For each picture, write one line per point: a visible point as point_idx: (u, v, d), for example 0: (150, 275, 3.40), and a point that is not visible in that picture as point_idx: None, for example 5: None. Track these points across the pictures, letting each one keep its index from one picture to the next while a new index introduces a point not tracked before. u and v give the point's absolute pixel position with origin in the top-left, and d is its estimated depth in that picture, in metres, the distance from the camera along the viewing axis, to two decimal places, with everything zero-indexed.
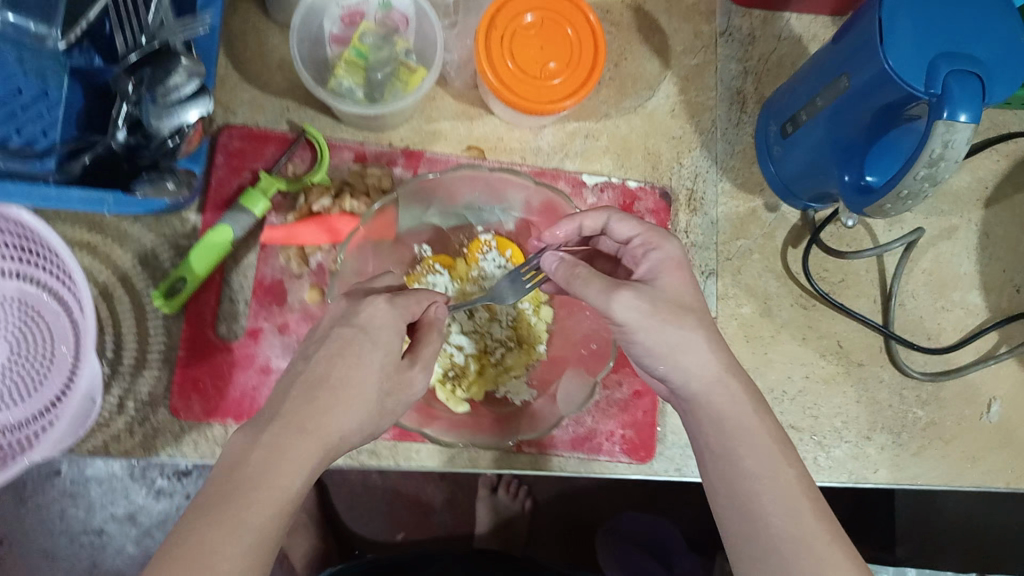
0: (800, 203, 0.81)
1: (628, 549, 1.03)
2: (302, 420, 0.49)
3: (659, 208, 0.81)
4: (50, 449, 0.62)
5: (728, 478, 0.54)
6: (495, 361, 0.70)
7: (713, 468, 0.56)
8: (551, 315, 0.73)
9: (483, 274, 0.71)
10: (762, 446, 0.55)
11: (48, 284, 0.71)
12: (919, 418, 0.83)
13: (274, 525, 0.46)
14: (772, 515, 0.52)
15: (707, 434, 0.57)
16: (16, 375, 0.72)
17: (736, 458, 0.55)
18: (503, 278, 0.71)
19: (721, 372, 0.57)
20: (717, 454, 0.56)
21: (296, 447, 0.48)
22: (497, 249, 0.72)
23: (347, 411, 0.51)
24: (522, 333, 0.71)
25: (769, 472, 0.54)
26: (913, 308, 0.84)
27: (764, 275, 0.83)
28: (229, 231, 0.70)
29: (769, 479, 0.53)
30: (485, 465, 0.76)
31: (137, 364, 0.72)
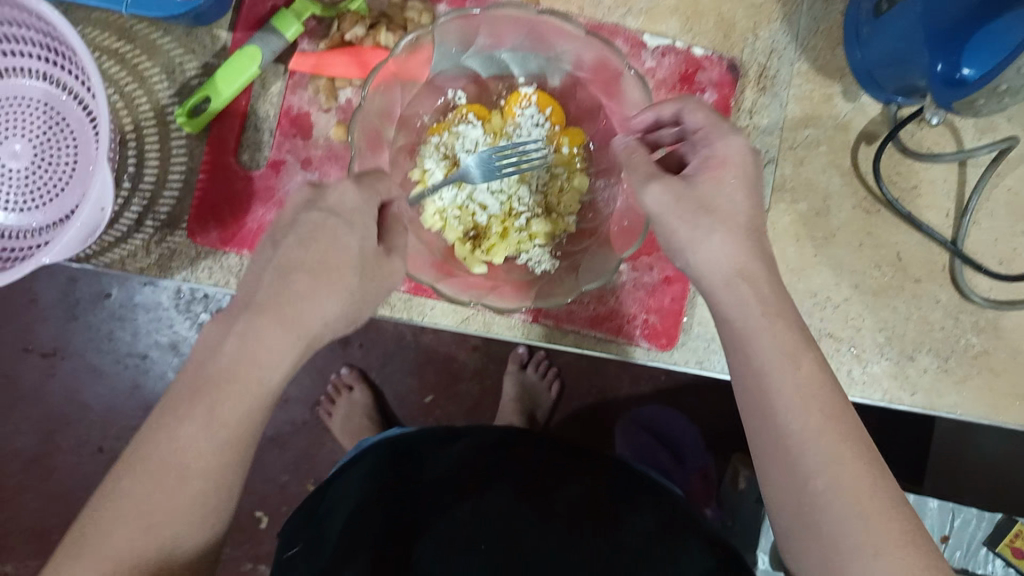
0: (883, 96, 0.73)
1: (643, 436, 0.99)
2: (284, 309, 0.49)
3: (723, 82, 0.75)
4: (61, 252, 0.64)
5: (751, 373, 0.51)
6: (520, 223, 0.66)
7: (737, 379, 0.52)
8: (587, 184, 0.67)
9: (519, 131, 0.66)
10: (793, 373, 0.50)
11: (73, 88, 0.71)
12: (971, 345, 0.77)
13: (255, 398, 0.48)
14: (780, 413, 0.49)
15: (727, 319, 0.53)
16: (38, 177, 0.72)
17: (750, 350, 0.51)
18: (539, 138, 0.66)
19: (733, 272, 0.53)
20: (733, 342, 0.53)
21: (274, 332, 0.48)
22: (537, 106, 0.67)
23: (333, 292, 0.50)
24: (552, 201, 0.66)
25: (777, 365, 0.50)
26: (989, 228, 0.77)
27: (829, 170, 0.77)
28: (259, 53, 0.68)
29: (783, 370, 0.50)
30: (496, 329, 0.79)
31: (158, 182, 0.73)
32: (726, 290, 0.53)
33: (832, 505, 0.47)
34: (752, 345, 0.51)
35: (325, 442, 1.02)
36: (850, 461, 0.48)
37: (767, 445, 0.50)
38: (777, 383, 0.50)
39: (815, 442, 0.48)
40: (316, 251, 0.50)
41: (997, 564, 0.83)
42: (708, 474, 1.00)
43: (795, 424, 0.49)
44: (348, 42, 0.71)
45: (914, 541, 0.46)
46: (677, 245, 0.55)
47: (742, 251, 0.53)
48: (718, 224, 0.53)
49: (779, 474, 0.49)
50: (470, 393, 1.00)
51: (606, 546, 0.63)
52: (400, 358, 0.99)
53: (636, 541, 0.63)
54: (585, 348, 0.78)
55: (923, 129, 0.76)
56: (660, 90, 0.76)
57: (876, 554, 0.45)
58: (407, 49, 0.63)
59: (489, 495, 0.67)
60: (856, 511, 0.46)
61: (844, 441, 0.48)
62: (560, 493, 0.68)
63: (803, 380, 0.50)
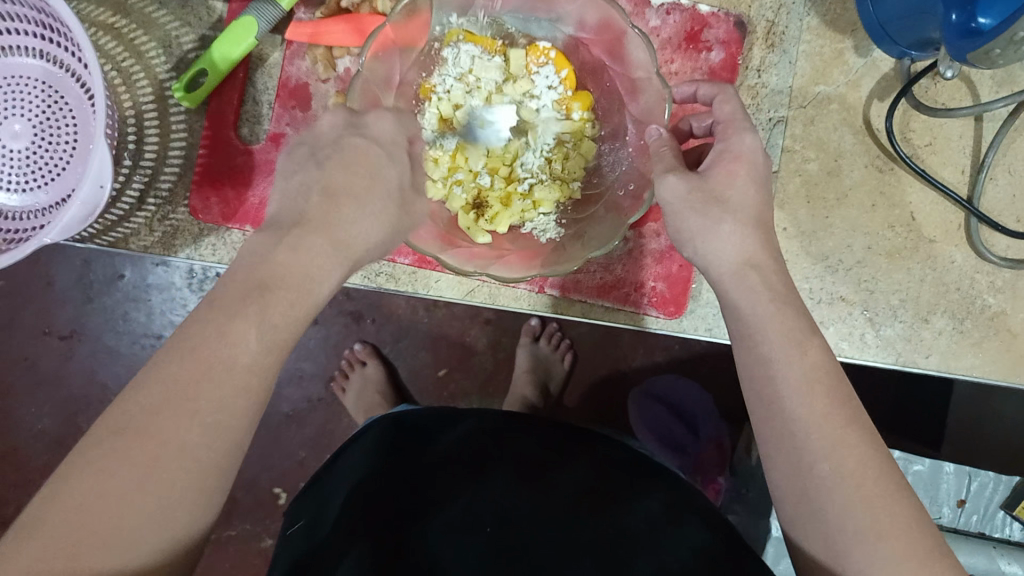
0: (896, 50, 0.70)
1: (655, 407, 0.99)
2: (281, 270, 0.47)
3: (730, 39, 0.73)
4: (61, 232, 0.64)
5: (756, 354, 0.51)
6: (525, 192, 0.65)
7: (744, 355, 0.52)
8: (595, 148, 0.66)
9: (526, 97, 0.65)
10: (800, 357, 0.50)
11: (71, 66, 0.70)
12: (987, 307, 0.76)
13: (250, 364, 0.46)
14: (786, 398, 0.49)
15: (734, 298, 0.53)
16: (40, 158, 0.71)
17: (755, 341, 0.51)
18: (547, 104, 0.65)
19: (740, 263, 0.53)
20: (738, 331, 0.53)
21: None
22: (553, 67, 0.65)
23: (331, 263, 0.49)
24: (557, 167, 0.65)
25: (781, 354, 0.50)
26: (1006, 185, 0.75)
27: (840, 129, 0.75)
28: (255, 24, 0.67)
29: (786, 360, 0.50)
30: (503, 300, 0.78)
31: (158, 159, 0.73)
32: (729, 275, 0.53)
33: (832, 492, 0.46)
34: (758, 336, 0.51)
35: (341, 417, 1.02)
36: (854, 448, 0.47)
37: (762, 419, 0.50)
38: (786, 356, 0.50)
39: (818, 428, 0.48)
40: (313, 224, 0.48)
41: (1015, 526, 0.83)
42: (722, 445, 0.99)
43: (798, 409, 0.48)
44: (344, 10, 0.70)
45: (917, 524, 0.46)
46: (684, 221, 0.54)
47: (744, 224, 0.53)
48: (727, 211, 0.53)
49: (782, 457, 0.49)
50: (484, 366, 0.99)
51: (612, 532, 0.63)
52: (414, 333, 0.99)
53: (640, 527, 0.63)
54: (592, 317, 0.78)
55: (938, 83, 0.74)
56: (665, 49, 0.74)
57: (879, 538, 0.45)
58: (403, 17, 0.61)
59: (491, 481, 0.66)
60: (859, 496, 0.46)
61: (848, 426, 0.48)
62: (567, 477, 0.67)
63: (809, 365, 0.49)
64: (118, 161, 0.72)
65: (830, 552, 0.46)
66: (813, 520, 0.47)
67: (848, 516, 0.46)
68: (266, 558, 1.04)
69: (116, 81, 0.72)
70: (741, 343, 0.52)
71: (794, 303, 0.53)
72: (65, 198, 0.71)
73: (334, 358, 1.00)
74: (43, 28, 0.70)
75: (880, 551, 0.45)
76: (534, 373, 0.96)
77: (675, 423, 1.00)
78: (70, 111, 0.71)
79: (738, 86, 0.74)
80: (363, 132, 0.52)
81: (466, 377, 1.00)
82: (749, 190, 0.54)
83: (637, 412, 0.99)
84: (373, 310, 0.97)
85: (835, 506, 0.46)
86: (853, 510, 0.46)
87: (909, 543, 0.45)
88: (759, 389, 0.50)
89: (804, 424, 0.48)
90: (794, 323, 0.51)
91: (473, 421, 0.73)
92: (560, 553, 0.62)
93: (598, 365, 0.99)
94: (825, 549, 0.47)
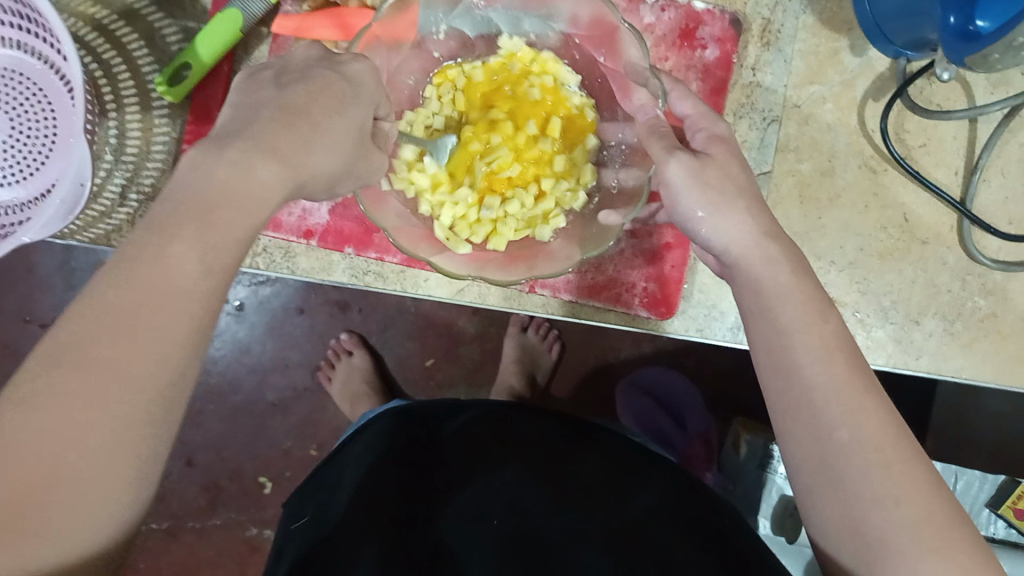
0: (892, 49, 0.69)
1: (640, 400, 0.98)
2: None
3: (725, 37, 0.73)
4: (39, 231, 0.62)
5: (771, 327, 0.50)
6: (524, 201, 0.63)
7: (758, 336, 0.51)
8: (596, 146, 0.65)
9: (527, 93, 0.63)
10: (805, 335, 0.49)
11: (48, 56, 0.68)
12: (978, 307, 0.76)
13: None
14: (804, 366, 0.48)
15: (749, 286, 0.53)
16: (18, 153, 0.69)
17: (772, 315, 0.50)
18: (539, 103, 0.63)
19: (757, 236, 0.53)
20: (755, 305, 0.52)
21: None
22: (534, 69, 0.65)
23: None
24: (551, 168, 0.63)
25: (801, 325, 0.49)
26: (998, 186, 0.75)
27: (835, 128, 0.74)
28: (240, 16, 0.65)
29: (806, 329, 0.49)
30: (495, 302, 0.77)
31: (141, 153, 0.71)
32: (743, 253, 0.53)
33: (852, 458, 0.45)
34: (777, 307, 0.50)
35: (327, 407, 1.01)
36: (871, 413, 0.46)
37: (775, 402, 0.49)
38: (796, 344, 0.49)
39: (838, 395, 0.47)
40: None
41: (1000, 525, 0.83)
42: (710, 439, 0.99)
43: (810, 376, 0.48)
44: (332, 3, 0.69)
45: (937, 489, 0.45)
46: (692, 213, 0.55)
47: (753, 209, 0.54)
48: (721, 194, 0.54)
49: (798, 427, 0.47)
50: (471, 356, 0.98)
51: (616, 515, 0.66)
52: (400, 322, 0.97)
53: (645, 512, 0.66)
54: (581, 318, 0.77)
55: (934, 84, 0.73)
56: (659, 46, 0.73)
57: (896, 503, 0.44)
58: (393, 9, 0.59)
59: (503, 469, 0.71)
60: (878, 461, 0.45)
61: (864, 394, 0.47)
62: (574, 471, 0.70)
63: (828, 334, 0.49)
64: (100, 156, 0.71)
65: (849, 527, 0.45)
66: (834, 490, 0.45)
67: (867, 480, 0.44)
68: (251, 547, 1.04)
69: (97, 72, 0.71)
70: (759, 333, 0.51)
71: (812, 286, 0.52)
72: (43, 193, 0.70)
73: (320, 347, 0.99)
74: (19, 18, 0.68)
75: (901, 515, 0.43)
76: (521, 362, 0.96)
77: (659, 414, 0.99)
78: (48, 102, 0.69)
79: (733, 84, 0.74)
80: (332, 57, 0.48)
81: (457, 369, 0.99)
82: (742, 176, 0.56)
83: (619, 402, 0.98)
84: (359, 300, 0.95)
85: (855, 472, 0.45)
86: (873, 476, 0.44)
87: (928, 506, 0.43)
88: (778, 374, 0.49)
89: (821, 392, 0.47)
90: (804, 313, 0.50)
91: (477, 412, 0.77)
92: (569, 538, 0.65)
93: (587, 358, 0.98)
94: (843, 518, 0.45)
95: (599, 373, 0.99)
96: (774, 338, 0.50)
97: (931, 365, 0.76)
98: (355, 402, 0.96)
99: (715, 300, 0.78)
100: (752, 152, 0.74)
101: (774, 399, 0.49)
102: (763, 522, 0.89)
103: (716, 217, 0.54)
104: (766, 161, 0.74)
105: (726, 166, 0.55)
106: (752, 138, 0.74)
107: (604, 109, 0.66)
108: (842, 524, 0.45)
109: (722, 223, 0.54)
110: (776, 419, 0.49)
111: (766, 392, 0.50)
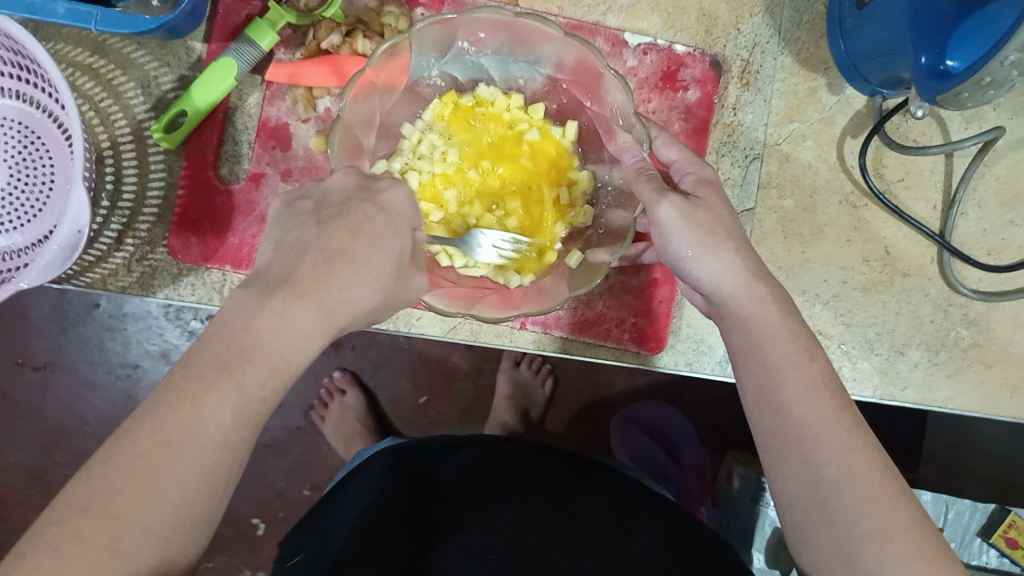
0: (868, 88, 0.72)
1: (636, 434, 0.99)
2: None
3: (706, 78, 0.75)
4: (37, 278, 0.63)
5: (761, 366, 0.51)
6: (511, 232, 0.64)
7: (748, 374, 0.52)
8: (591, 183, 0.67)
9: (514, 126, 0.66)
10: (793, 373, 0.50)
11: (46, 105, 0.70)
12: (962, 338, 0.77)
13: None
14: (794, 404, 0.49)
15: (739, 324, 0.54)
16: (17, 201, 0.71)
17: (761, 353, 0.52)
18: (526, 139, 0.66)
19: (747, 274, 0.55)
20: (745, 342, 0.53)
21: None
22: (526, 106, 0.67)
23: None
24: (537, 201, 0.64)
25: (790, 362, 0.51)
26: (977, 219, 0.76)
27: (817, 165, 0.76)
28: (234, 64, 0.67)
29: (795, 367, 0.50)
30: (488, 339, 0.78)
31: (137, 199, 0.72)
32: (731, 291, 0.55)
33: (842, 493, 0.46)
34: (767, 345, 0.52)
35: (321, 446, 1.01)
36: (860, 450, 0.47)
37: (766, 439, 0.50)
38: (786, 382, 0.50)
39: (828, 433, 0.48)
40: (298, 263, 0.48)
41: (991, 554, 0.84)
42: (704, 472, 0.99)
43: (799, 413, 0.49)
44: (324, 51, 0.70)
45: (926, 526, 0.45)
46: (681, 254, 0.56)
47: (742, 249, 0.56)
48: (710, 236, 0.55)
49: (790, 465, 0.48)
50: (464, 392, 0.99)
51: (614, 553, 0.66)
52: (394, 359, 0.98)
53: (644, 550, 0.66)
54: (572, 353, 0.78)
55: (909, 121, 0.75)
56: (643, 89, 0.75)
57: (886, 539, 0.44)
58: (385, 56, 0.61)
59: (503, 506, 0.71)
60: (867, 498, 0.45)
61: (852, 431, 0.48)
62: (572, 507, 0.71)
63: (816, 373, 0.50)
64: (97, 202, 0.72)
65: (841, 564, 0.45)
66: (825, 527, 0.46)
67: (857, 518, 0.45)
68: None
69: (94, 120, 0.72)
70: (750, 372, 0.52)
71: (797, 322, 0.53)
72: (41, 239, 0.71)
73: (312, 385, 0.99)
74: (16, 69, 0.69)
75: (891, 552, 0.44)
76: (514, 398, 0.97)
77: (656, 447, 0.99)
78: (46, 150, 0.70)
79: (714, 123, 0.76)
80: None
81: (451, 406, 0.99)
82: (728, 214, 0.57)
83: (615, 436, 0.99)
84: (352, 336, 0.96)
85: (846, 508, 0.45)
86: (864, 513, 0.45)
87: (918, 543, 0.44)
88: (768, 410, 0.50)
89: (812, 429, 0.48)
90: (792, 350, 0.51)
91: (474, 449, 0.77)
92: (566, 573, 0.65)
93: (580, 390, 0.99)
94: (835, 556, 0.45)
95: (592, 408, 0.99)
96: (763, 374, 0.51)
97: (919, 396, 0.77)
98: (349, 440, 0.97)
99: (703, 335, 0.79)
100: (735, 189, 0.76)
101: (765, 436, 0.50)
102: (757, 555, 0.93)
103: (705, 258, 0.55)
104: (748, 198, 0.76)
105: (714, 208, 0.57)
106: (735, 176, 0.76)
107: (591, 150, 0.68)
108: (834, 563, 0.46)
109: (712, 264, 0.55)
110: (766, 457, 0.50)
111: (757, 428, 0.51)
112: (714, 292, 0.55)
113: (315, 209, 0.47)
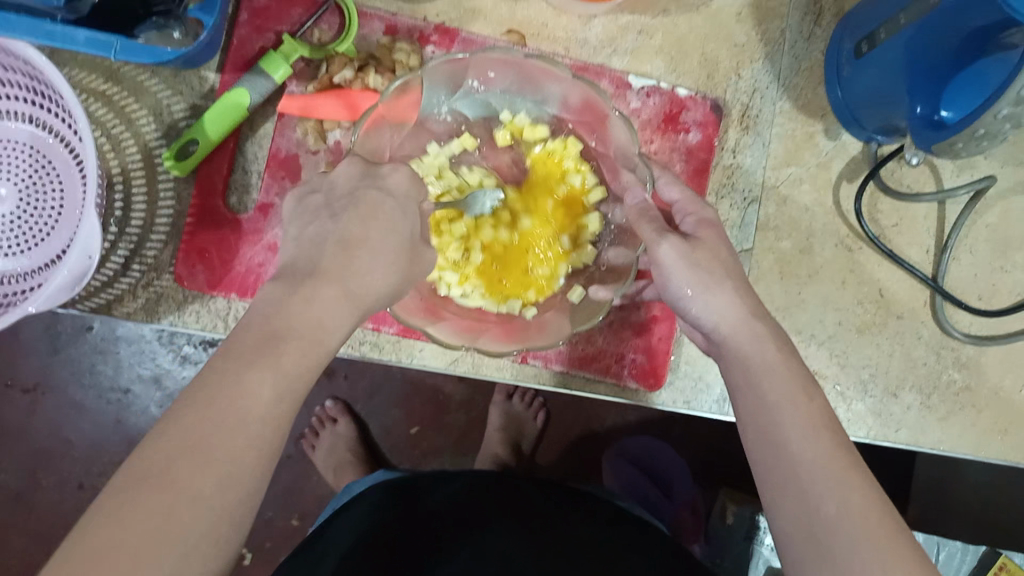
0: (864, 134, 0.74)
1: (628, 468, 0.99)
2: None
3: (707, 121, 0.77)
4: (45, 301, 0.63)
5: (760, 404, 0.52)
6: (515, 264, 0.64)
7: (746, 412, 0.53)
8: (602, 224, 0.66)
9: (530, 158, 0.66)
10: (791, 411, 0.51)
11: (59, 131, 0.71)
12: (954, 381, 0.79)
13: None
14: (792, 442, 0.50)
15: (738, 363, 0.55)
16: (26, 223, 0.71)
17: (759, 392, 0.53)
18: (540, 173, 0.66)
19: (746, 314, 0.56)
20: (744, 380, 0.54)
21: None
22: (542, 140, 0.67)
23: None
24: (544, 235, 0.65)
25: (788, 401, 0.51)
26: (968, 265, 0.78)
27: (813, 208, 0.78)
28: (247, 95, 0.69)
29: (792, 406, 0.51)
30: (488, 372, 0.79)
31: (145, 224, 0.73)
32: (731, 330, 0.56)
33: (840, 532, 0.46)
34: (765, 384, 0.53)
35: (312, 475, 1.01)
36: (857, 489, 0.48)
37: (764, 476, 0.51)
38: (784, 420, 0.51)
39: (825, 471, 0.48)
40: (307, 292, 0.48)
41: None
42: (696, 507, 0.99)
43: (797, 452, 0.49)
44: (336, 85, 0.72)
45: (921, 565, 0.46)
46: (681, 292, 0.57)
47: (741, 289, 0.57)
48: (710, 276, 0.56)
49: (787, 503, 0.49)
50: (458, 423, 0.99)
51: None
52: (389, 388, 0.98)
53: None
54: (571, 388, 0.79)
55: (904, 167, 0.77)
56: (645, 129, 0.76)
57: None
58: (397, 92, 0.63)
59: (497, 531, 0.71)
60: (864, 536, 0.46)
61: (849, 470, 0.49)
62: (566, 534, 0.72)
63: (813, 412, 0.51)
64: (105, 227, 0.72)
65: None
66: (821, 565, 0.46)
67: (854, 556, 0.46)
68: None
69: (105, 146, 0.73)
70: (748, 410, 0.53)
71: (795, 362, 0.54)
72: (47, 262, 0.71)
73: (305, 412, 0.99)
74: (31, 94, 0.70)
75: None
76: (508, 430, 0.97)
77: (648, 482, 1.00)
78: (57, 175, 0.71)
79: (714, 165, 0.77)
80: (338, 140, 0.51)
81: (445, 437, 0.99)
82: (728, 255, 0.59)
83: (607, 471, 0.99)
84: (346, 365, 0.98)
85: (843, 547, 0.46)
86: (860, 551, 0.46)
87: None
88: (766, 447, 0.51)
89: (810, 467, 0.49)
90: (790, 389, 0.52)
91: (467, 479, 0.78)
92: None
93: (575, 424, 0.99)
94: None
95: (586, 442, 1.00)
96: (762, 413, 0.52)
97: (912, 437, 0.78)
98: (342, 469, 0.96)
99: (700, 372, 0.80)
100: (734, 230, 0.77)
101: (763, 473, 0.51)
102: None
103: (706, 298, 0.56)
104: (747, 239, 0.77)
105: (714, 248, 0.58)
106: (734, 217, 0.77)
107: None
108: None
109: (712, 303, 0.56)
110: (765, 494, 0.51)
111: (755, 466, 0.52)
112: (714, 330, 0.56)
113: (327, 241, 0.48)
